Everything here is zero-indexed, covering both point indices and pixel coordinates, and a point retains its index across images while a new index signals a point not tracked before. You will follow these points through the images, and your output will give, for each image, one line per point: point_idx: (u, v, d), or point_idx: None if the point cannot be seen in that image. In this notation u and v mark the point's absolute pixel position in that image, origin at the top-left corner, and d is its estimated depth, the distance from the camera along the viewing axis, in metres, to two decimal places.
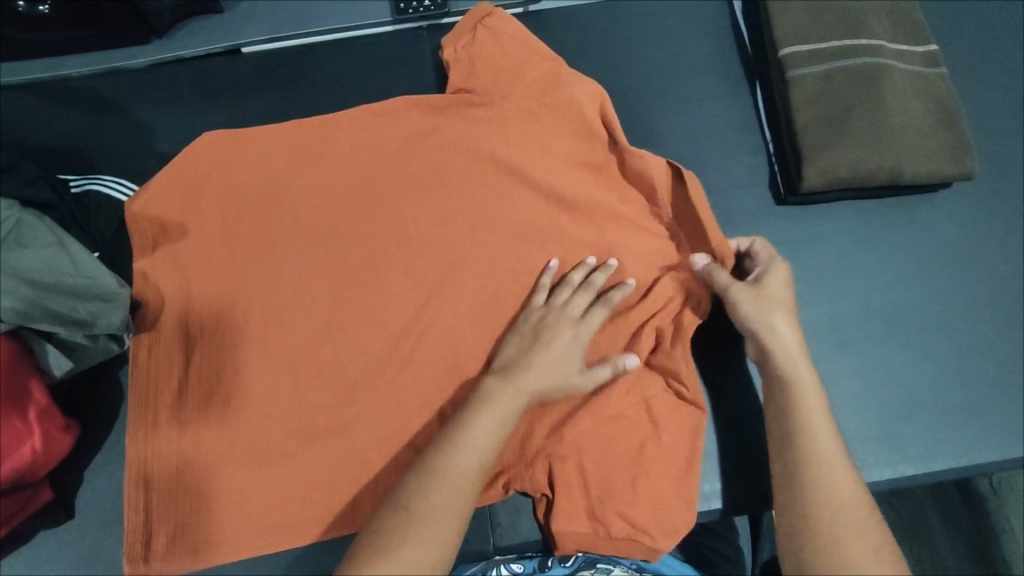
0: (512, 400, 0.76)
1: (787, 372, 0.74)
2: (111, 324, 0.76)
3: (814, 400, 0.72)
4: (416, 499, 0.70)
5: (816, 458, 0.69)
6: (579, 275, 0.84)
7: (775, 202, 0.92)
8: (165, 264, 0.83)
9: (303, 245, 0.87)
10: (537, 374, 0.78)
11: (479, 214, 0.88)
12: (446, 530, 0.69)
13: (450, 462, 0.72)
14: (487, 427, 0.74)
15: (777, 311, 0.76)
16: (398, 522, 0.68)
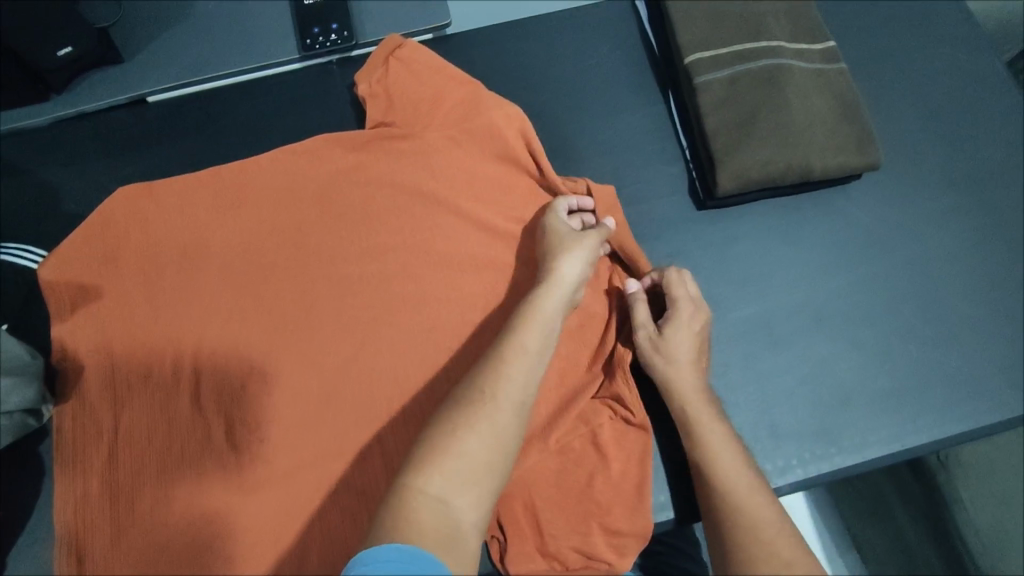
0: (561, 288, 0.70)
1: (688, 408, 0.70)
2: (24, 399, 0.73)
3: (716, 429, 0.68)
4: (478, 399, 0.59)
5: (723, 486, 0.64)
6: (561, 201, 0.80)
7: (696, 208, 0.83)
8: (82, 328, 0.79)
9: (222, 289, 0.80)
10: (570, 262, 0.71)
11: (404, 243, 0.81)
12: (506, 423, 0.58)
13: (510, 356, 0.63)
14: (538, 324, 0.66)
15: (676, 363, 0.71)
16: (457, 420, 0.57)
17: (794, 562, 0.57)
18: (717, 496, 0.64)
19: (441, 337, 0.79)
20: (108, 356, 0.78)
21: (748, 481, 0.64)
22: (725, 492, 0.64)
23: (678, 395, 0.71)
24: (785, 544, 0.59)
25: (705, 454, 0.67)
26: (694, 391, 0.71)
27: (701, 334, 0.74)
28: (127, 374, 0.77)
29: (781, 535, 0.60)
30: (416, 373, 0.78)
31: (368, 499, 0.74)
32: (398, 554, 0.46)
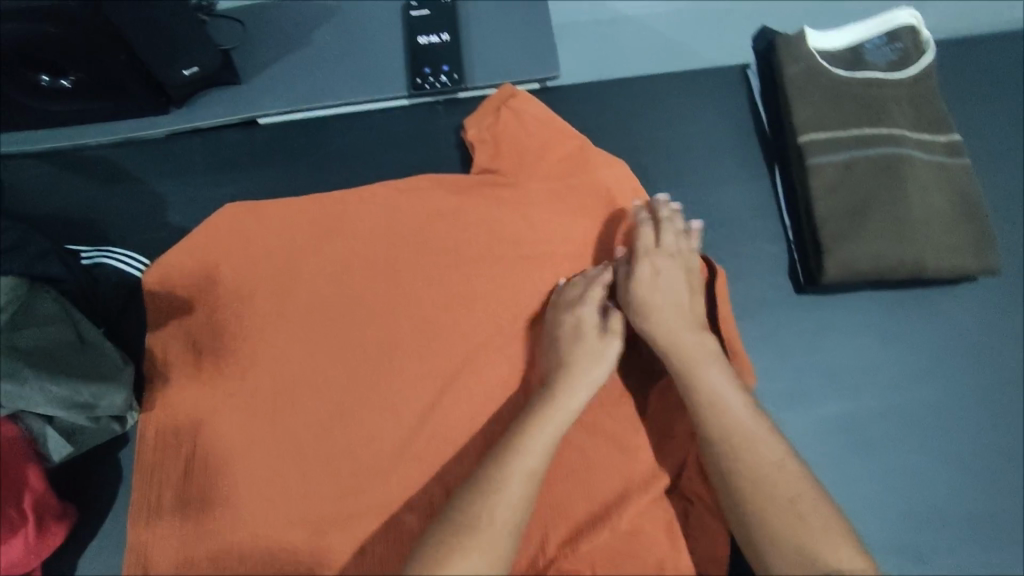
0: (567, 390, 0.70)
1: (672, 354, 0.72)
2: (113, 406, 0.74)
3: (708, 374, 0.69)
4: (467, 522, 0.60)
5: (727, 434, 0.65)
6: (580, 283, 0.78)
7: (795, 292, 0.81)
8: (176, 340, 0.81)
9: (311, 318, 0.81)
10: (582, 363, 0.72)
11: (493, 294, 0.81)
12: (504, 540, 0.60)
13: (508, 472, 0.64)
14: (543, 439, 0.66)
15: (651, 303, 0.74)
16: (455, 536, 0.59)
17: (763, 464, 0.63)
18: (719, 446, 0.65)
19: (520, 395, 0.78)
20: (193, 371, 0.79)
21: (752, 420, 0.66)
22: (728, 437, 0.65)
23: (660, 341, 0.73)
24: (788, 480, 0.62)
25: (706, 398, 0.67)
26: (681, 332, 0.73)
27: (674, 275, 0.76)
28: (209, 391, 0.78)
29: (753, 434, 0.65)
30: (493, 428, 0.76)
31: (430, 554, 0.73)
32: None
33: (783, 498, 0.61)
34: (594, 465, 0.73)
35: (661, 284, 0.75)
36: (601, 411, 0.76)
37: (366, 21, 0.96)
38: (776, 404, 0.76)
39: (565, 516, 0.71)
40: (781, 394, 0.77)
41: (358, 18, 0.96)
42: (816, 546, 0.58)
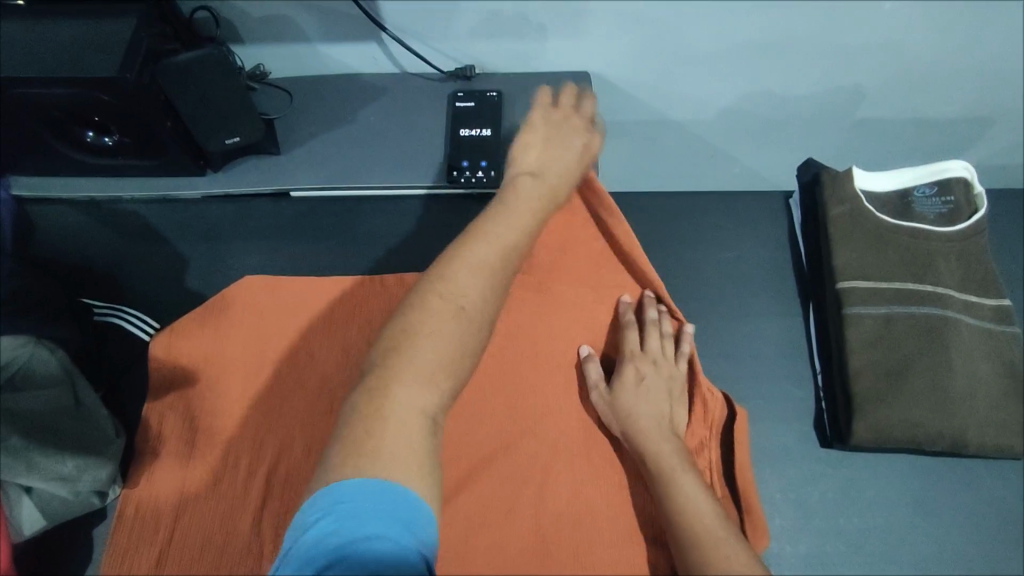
0: (524, 203, 0.70)
1: (652, 461, 0.71)
2: (97, 479, 0.72)
3: (685, 486, 0.68)
4: (419, 321, 0.59)
5: (702, 546, 0.63)
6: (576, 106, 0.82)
7: (820, 444, 0.76)
8: (174, 413, 0.79)
9: (315, 409, 0.78)
10: (550, 187, 0.73)
11: (506, 407, 0.77)
12: (464, 347, 0.59)
13: (463, 263, 0.63)
14: (506, 240, 0.66)
15: (635, 403, 0.74)
16: (426, 315, 0.59)
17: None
18: (686, 547, 0.64)
19: (517, 523, 0.72)
20: (187, 450, 0.77)
21: (716, 522, 0.65)
22: (698, 548, 0.64)
23: (642, 446, 0.72)
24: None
25: (679, 510, 0.67)
26: (660, 440, 0.72)
27: (658, 380, 0.76)
28: (200, 474, 0.76)
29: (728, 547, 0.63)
30: (486, 556, 0.71)
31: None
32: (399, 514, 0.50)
33: None
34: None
35: (649, 389, 0.75)
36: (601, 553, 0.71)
37: (411, 104, 0.96)
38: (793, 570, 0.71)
39: None
40: (797, 559, 0.71)
41: (403, 99, 0.96)
42: None
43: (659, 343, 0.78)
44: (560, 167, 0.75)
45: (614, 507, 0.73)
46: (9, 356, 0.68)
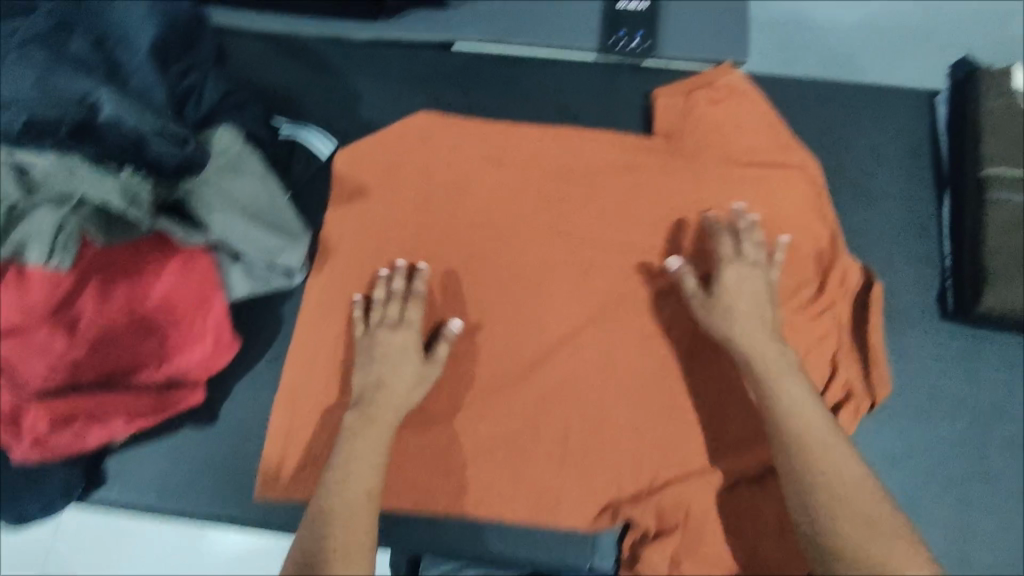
0: (382, 411, 0.75)
1: (751, 357, 0.75)
2: (289, 262, 0.82)
3: (788, 380, 0.73)
4: (324, 523, 0.67)
5: (799, 440, 0.68)
6: (381, 292, 0.82)
7: (940, 316, 0.82)
8: (353, 220, 0.89)
9: (476, 233, 0.88)
10: (369, 415, 0.75)
11: (648, 254, 0.86)
12: (355, 539, 0.66)
13: (344, 463, 0.72)
14: (377, 436, 0.73)
15: (737, 307, 0.77)
16: (320, 533, 0.66)
17: (839, 470, 0.66)
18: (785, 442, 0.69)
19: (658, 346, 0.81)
20: (366, 255, 0.87)
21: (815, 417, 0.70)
22: (797, 441, 0.69)
23: (744, 349, 0.76)
24: (856, 476, 0.65)
25: (781, 402, 0.71)
26: (761, 338, 0.76)
27: (759, 291, 0.79)
28: (377, 275, 0.86)
29: (826, 444, 0.68)
30: (626, 368, 0.82)
31: (549, 478, 0.79)
32: None
33: (841, 500, 0.64)
34: (719, 434, 0.79)
35: (744, 301, 0.78)
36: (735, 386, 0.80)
37: None
38: (903, 412, 0.78)
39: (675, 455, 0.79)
40: (909, 404, 0.79)
41: None
42: (869, 529, 0.62)
43: (760, 258, 0.80)
44: (392, 370, 0.77)
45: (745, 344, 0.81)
46: (225, 147, 0.80)
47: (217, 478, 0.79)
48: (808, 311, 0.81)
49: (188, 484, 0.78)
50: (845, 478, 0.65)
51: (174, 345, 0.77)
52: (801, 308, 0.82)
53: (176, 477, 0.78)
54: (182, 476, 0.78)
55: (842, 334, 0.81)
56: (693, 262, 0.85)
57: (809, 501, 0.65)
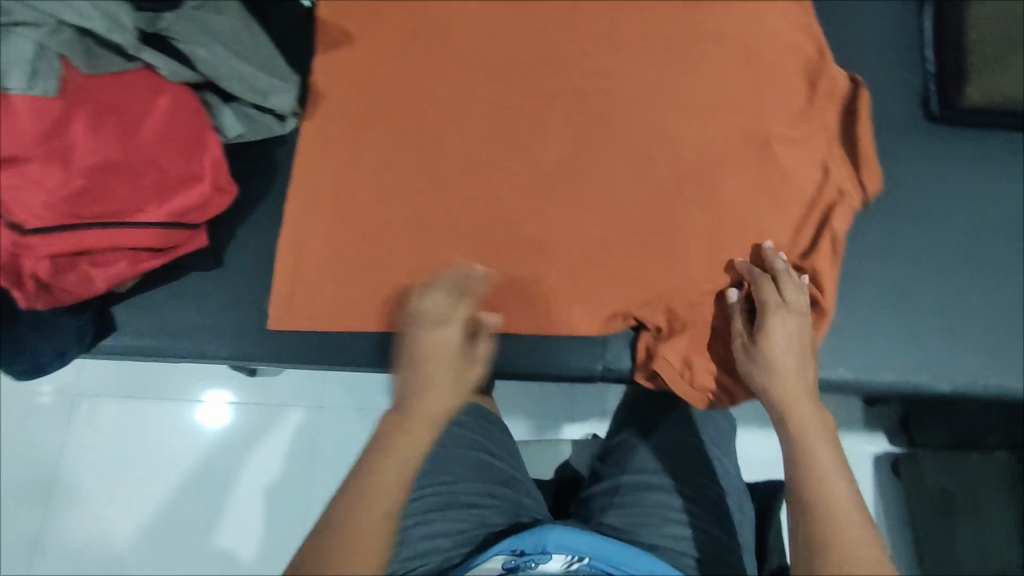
0: (421, 426, 0.64)
1: (780, 412, 0.65)
2: (282, 104, 0.81)
3: (813, 430, 0.63)
4: (338, 536, 0.56)
5: (819, 473, 0.59)
6: (429, 306, 0.71)
7: (924, 118, 0.82)
8: (338, 66, 0.86)
9: (464, 70, 0.86)
10: (416, 428, 0.64)
11: (640, 79, 0.84)
12: (376, 543, 0.56)
13: (381, 474, 0.60)
14: (409, 449, 0.62)
15: (778, 360, 0.67)
16: (326, 545, 0.56)
17: (848, 505, 0.56)
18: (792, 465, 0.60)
19: (656, 165, 0.81)
20: (355, 99, 0.85)
21: (832, 462, 0.59)
22: (812, 473, 0.59)
23: (776, 373, 0.67)
24: (855, 531, 0.54)
25: (801, 448, 0.61)
26: (797, 390, 0.66)
27: (802, 336, 0.70)
28: (366, 117, 0.84)
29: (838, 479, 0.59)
30: (625, 190, 0.80)
31: (554, 294, 0.77)
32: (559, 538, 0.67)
33: (860, 549, 0.53)
34: (722, 247, 0.78)
35: (783, 328, 0.69)
36: (735, 192, 0.79)
37: None
38: (893, 211, 0.79)
39: (677, 266, 0.78)
40: (899, 203, 0.80)
41: None
42: None
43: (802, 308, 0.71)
44: (451, 386, 0.68)
45: (743, 157, 0.81)
46: None
47: (231, 320, 0.79)
48: (801, 124, 0.82)
49: (202, 326, 0.79)
50: (865, 550, 0.53)
51: (172, 184, 0.73)
52: (795, 121, 0.82)
53: (189, 321, 0.79)
54: (195, 319, 0.79)
55: (834, 139, 0.81)
56: (655, 223, 0.79)
57: (822, 532, 0.55)
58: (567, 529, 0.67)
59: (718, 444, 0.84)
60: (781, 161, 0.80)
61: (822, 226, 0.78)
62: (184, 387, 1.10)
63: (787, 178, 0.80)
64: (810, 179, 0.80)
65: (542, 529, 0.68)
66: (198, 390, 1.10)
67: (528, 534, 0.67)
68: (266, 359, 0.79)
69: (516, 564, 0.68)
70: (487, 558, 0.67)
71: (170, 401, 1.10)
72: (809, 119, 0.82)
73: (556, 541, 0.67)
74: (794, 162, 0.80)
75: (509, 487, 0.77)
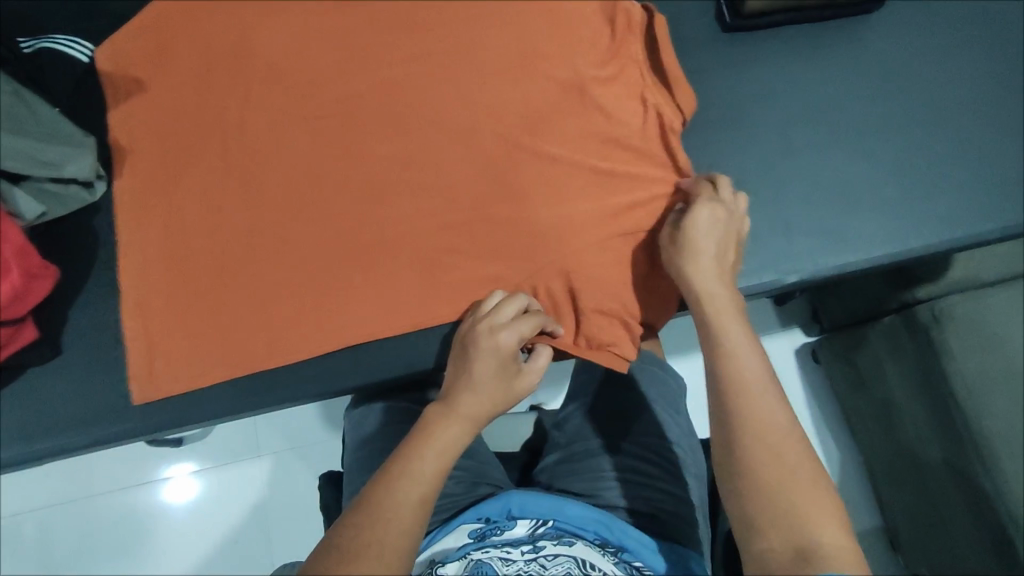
0: (456, 419, 0.66)
1: (709, 308, 0.67)
2: (81, 170, 0.76)
3: (736, 335, 0.64)
4: (368, 507, 0.58)
5: (740, 382, 0.60)
6: (510, 310, 0.71)
7: (721, 30, 0.86)
8: (135, 115, 0.81)
9: (267, 86, 0.82)
10: (466, 413, 0.66)
11: (449, 52, 0.83)
12: (401, 524, 0.58)
13: (423, 454, 0.63)
14: (447, 432, 0.65)
15: (703, 258, 0.69)
16: (353, 519, 0.58)
17: (765, 416, 0.57)
18: (729, 399, 0.59)
19: (484, 135, 0.80)
20: (165, 144, 0.81)
21: (742, 337, 0.64)
22: (734, 376, 0.60)
23: (699, 280, 0.68)
24: (769, 410, 0.57)
25: (727, 348, 0.63)
26: (719, 295, 0.67)
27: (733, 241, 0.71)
28: (179, 160, 0.80)
29: (756, 378, 0.60)
30: (458, 168, 0.79)
31: (414, 288, 0.76)
32: (519, 500, 0.77)
33: (778, 456, 0.55)
34: (566, 198, 0.77)
35: (716, 232, 0.70)
36: (564, 144, 0.79)
37: None
38: (712, 127, 0.84)
39: (524, 226, 0.77)
40: (717, 118, 0.84)
41: None
42: (795, 500, 0.52)
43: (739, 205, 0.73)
44: (503, 376, 0.68)
45: (564, 107, 0.81)
46: None
47: (92, 403, 0.75)
48: (611, 61, 0.82)
49: (56, 420, 0.75)
50: (784, 452, 0.55)
51: None
52: (605, 59, 0.82)
53: (39, 419, 0.75)
54: (49, 414, 0.75)
55: (644, 67, 0.82)
56: (497, 193, 0.78)
57: (742, 431, 0.57)
58: (528, 493, 0.77)
59: (673, 401, 0.89)
60: (601, 102, 0.80)
61: (650, 155, 0.79)
62: (125, 476, 1.16)
63: (611, 116, 0.80)
64: (633, 112, 0.81)
65: (506, 495, 0.78)
66: (136, 476, 1.17)
67: (493, 501, 0.77)
68: (138, 432, 0.75)
69: (483, 531, 0.77)
70: (455, 527, 0.78)
71: (126, 488, 1.16)
72: (617, 54, 0.82)
73: (518, 504, 0.77)
74: (613, 99, 0.81)
75: (470, 457, 0.88)
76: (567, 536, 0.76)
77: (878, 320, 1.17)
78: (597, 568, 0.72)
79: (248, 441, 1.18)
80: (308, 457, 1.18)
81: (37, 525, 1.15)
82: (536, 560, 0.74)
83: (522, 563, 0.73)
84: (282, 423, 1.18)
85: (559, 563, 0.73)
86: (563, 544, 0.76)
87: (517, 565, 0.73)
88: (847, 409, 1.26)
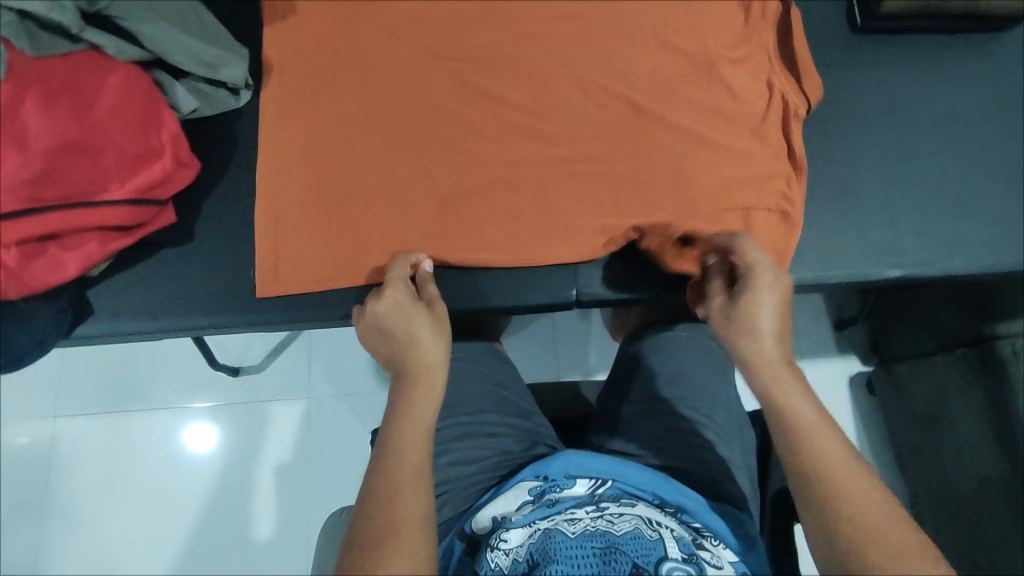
0: (421, 381, 0.64)
1: (759, 384, 0.60)
2: (233, 75, 0.81)
3: (802, 403, 0.57)
4: (372, 502, 0.56)
5: (822, 462, 0.54)
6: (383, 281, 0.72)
7: (850, 30, 0.88)
8: (285, 34, 0.86)
9: (411, 24, 0.86)
10: (429, 367, 0.64)
11: (586, 16, 0.86)
12: (412, 500, 0.56)
13: (395, 431, 0.61)
14: (418, 399, 0.63)
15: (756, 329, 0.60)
16: (363, 517, 0.56)
17: (855, 483, 0.53)
18: (813, 477, 0.54)
19: (611, 97, 0.83)
20: (309, 65, 0.86)
21: (803, 397, 0.58)
22: (813, 451, 0.55)
23: (746, 345, 0.61)
24: (860, 479, 0.53)
25: (796, 424, 0.57)
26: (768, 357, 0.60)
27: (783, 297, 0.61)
28: (321, 81, 0.85)
29: (834, 448, 0.55)
30: (581, 124, 0.82)
31: (525, 230, 0.79)
32: (574, 463, 0.71)
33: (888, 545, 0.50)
34: (683, 166, 0.80)
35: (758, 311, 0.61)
36: (687, 116, 0.82)
37: None
38: (831, 120, 0.85)
39: (640, 187, 0.80)
40: (837, 112, 0.85)
41: None
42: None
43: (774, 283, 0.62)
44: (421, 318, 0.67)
45: (691, 81, 0.84)
46: None
47: (213, 291, 0.81)
48: (742, 45, 0.85)
49: (180, 302, 0.80)
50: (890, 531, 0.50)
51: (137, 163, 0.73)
52: (736, 41, 0.85)
53: (165, 298, 0.80)
54: (175, 297, 0.80)
55: (772, 55, 0.85)
56: (617, 152, 0.81)
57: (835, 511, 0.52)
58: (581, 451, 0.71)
59: None
60: (727, 81, 0.83)
61: (769, 137, 0.82)
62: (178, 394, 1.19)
63: (735, 96, 0.83)
64: (757, 95, 0.83)
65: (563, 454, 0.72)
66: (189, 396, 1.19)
67: (551, 458, 0.72)
68: (252, 324, 0.80)
69: (542, 489, 0.72)
70: (514, 484, 0.72)
71: (179, 406, 1.18)
72: (748, 39, 0.85)
73: (575, 462, 0.71)
74: (739, 80, 0.83)
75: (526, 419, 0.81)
76: (627, 498, 0.69)
77: (949, 348, 1.13)
78: (664, 526, 0.65)
79: (301, 375, 1.20)
80: (349, 405, 1.18)
81: (89, 429, 1.18)
82: (602, 518, 0.66)
83: (586, 519, 0.65)
84: (337, 364, 1.20)
85: (626, 519, 0.65)
86: (625, 505, 0.69)
87: (582, 520, 0.65)
88: (899, 438, 1.25)
